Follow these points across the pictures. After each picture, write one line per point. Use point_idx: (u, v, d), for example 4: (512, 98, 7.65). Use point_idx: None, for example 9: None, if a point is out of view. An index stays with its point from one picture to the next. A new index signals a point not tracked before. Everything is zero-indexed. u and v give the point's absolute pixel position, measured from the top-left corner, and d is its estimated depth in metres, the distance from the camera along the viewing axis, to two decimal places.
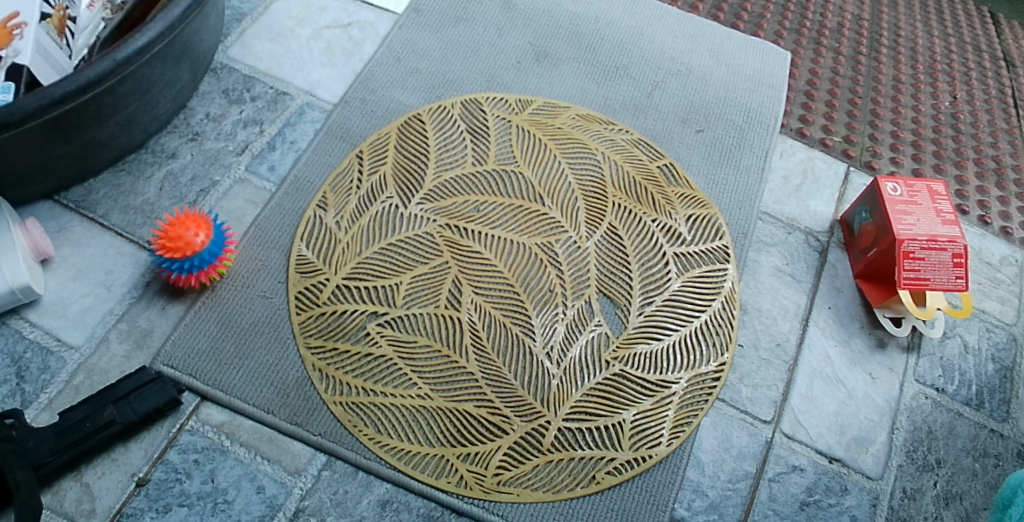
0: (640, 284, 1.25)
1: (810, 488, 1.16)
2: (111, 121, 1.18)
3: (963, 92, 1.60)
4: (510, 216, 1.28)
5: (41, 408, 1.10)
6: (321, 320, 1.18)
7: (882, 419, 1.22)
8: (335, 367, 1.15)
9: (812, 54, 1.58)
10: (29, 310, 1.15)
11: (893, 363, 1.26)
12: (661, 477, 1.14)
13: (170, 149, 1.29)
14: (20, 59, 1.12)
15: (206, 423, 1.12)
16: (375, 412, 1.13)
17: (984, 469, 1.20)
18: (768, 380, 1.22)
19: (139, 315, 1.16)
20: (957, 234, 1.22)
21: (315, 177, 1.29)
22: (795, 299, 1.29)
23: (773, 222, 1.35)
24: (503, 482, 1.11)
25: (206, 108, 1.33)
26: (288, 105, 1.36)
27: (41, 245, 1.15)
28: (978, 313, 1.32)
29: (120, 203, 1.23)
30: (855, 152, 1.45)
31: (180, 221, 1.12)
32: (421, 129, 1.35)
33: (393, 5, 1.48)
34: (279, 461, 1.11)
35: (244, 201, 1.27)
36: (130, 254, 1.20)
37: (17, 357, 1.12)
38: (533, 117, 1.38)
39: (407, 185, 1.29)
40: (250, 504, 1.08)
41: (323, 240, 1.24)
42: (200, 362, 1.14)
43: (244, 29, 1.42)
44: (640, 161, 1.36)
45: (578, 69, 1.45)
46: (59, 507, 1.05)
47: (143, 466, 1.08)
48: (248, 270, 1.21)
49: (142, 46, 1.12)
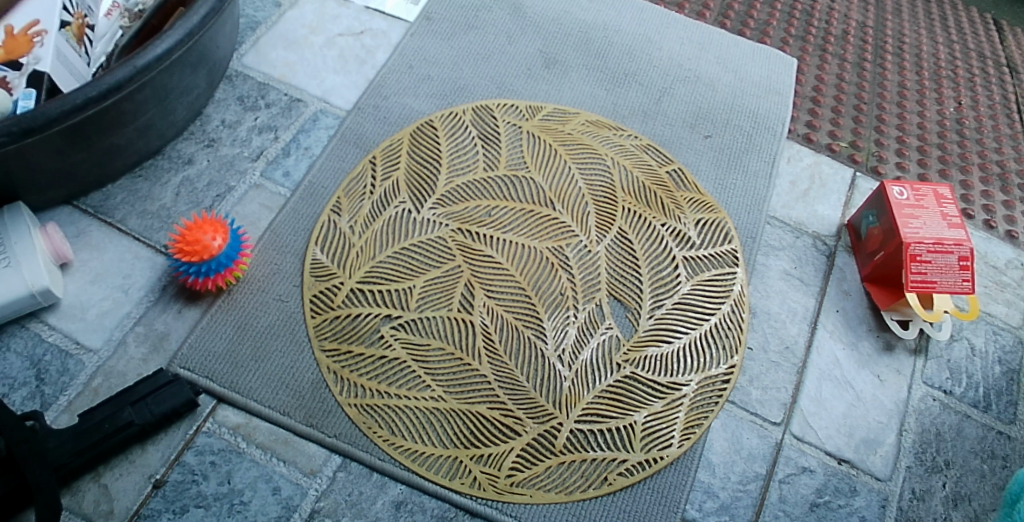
0: (650, 288, 1.26)
1: (819, 490, 1.17)
2: (129, 127, 1.20)
3: (968, 98, 1.61)
4: (522, 220, 1.30)
5: (60, 410, 1.11)
6: (336, 324, 1.19)
7: (890, 421, 1.23)
8: (349, 370, 1.17)
9: (818, 61, 1.60)
10: (47, 314, 1.17)
11: (901, 366, 1.27)
12: (671, 478, 1.15)
13: (186, 155, 1.31)
14: (42, 67, 1.14)
15: (222, 424, 1.13)
16: (389, 414, 1.15)
17: (992, 471, 1.21)
18: (778, 382, 1.24)
19: (157, 319, 1.18)
20: (963, 237, 1.24)
21: (329, 183, 1.31)
22: (803, 303, 1.30)
23: (782, 226, 1.37)
24: (515, 483, 1.13)
25: (221, 115, 1.35)
26: (301, 112, 1.38)
27: (61, 249, 1.17)
28: (984, 316, 1.34)
29: (137, 208, 1.25)
30: (862, 157, 1.47)
31: (198, 225, 1.14)
32: (433, 135, 1.37)
33: (405, 13, 1.50)
34: (295, 462, 1.12)
35: (259, 207, 1.28)
36: (147, 258, 1.22)
37: (37, 360, 1.14)
38: (543, 123, 1.40)
39: (419, 190, 1.31)
40: (266, 505, 1.09)
41: (338, 244, 1.25)
42: (216, 365, 1.15)
43: (258, 37, 1.44)
44: (649, 166, 1.38)
45: (587, 76, 1.47)
46: (78, 508, 1.06)
47: (161, 467, 1.09)
48: (264, 274, 1.23)
49: (161, 53, 1.14)
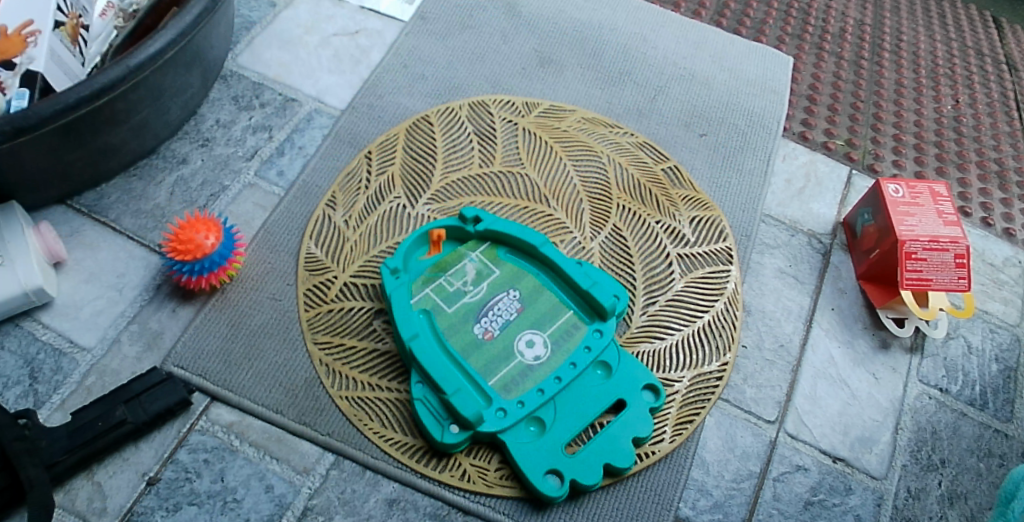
0: (643, 285, 1.25)
1: (814, 488, 1.17)
2: (123, 126, 1.20)
3: (966, 96, 1.61)
4: (516, 217, 1.30)
5: (54, 408, 1.11)
6: (329, 317, 1.20)
7: (886, 420, 1.22)
8: (342, 363, 1.17)
9: (815, 60, 1.59)
10: (42, 312, 1.17)
11: (896, 364, 1.26)
12: (665, 476, 1.14)
13: (181, 155, 1.31)
14: (36, 66, 1.14)
15: (215, 422, 1.13)
16: (380, 408, 1.14)
17: (988, 469, 1.21)
18: (772, 380, 1.23)
19: (151, 317, 1.18)
20: (959, 235, 1.23)
21: (323, 182, 1.31)
22: (798, 301, 1.30)
23: (776, 224, 1.37)
24: (504, 477, 1.11)
25: (216, 114, 1.36)
26: (296, 111, 1.38)
27: (54, 248, 1.18)
28: (981, 314, 1.33)
29: (131, 207, 1.26)
30: (858, 155, 1.47)
31: (191, 224, 1.14)
32: (428, 130, 1.37)
33: (400, 13, 1.50)
34: (288, 460, 1.12)
35: (253, 206, 1.29)
36: (141, 257, 1.22)
37: (31, 359, 1.14)
38: (539, 120, 1.41)
39: (414, 186, 1.31)
40: (259, 503, 1.09)
41: (332, 239, 1.26)
42: (210, 363, 1.15)
43: (253, 37, 1.44)
44: (645, 163, 1.38)
45: (582, 75, 1.47)
46: (71, 505, 1.06)
47: (154, 465, 1.09)
48: (258, 273, 1.23)
49: (154, 53, 1.15)
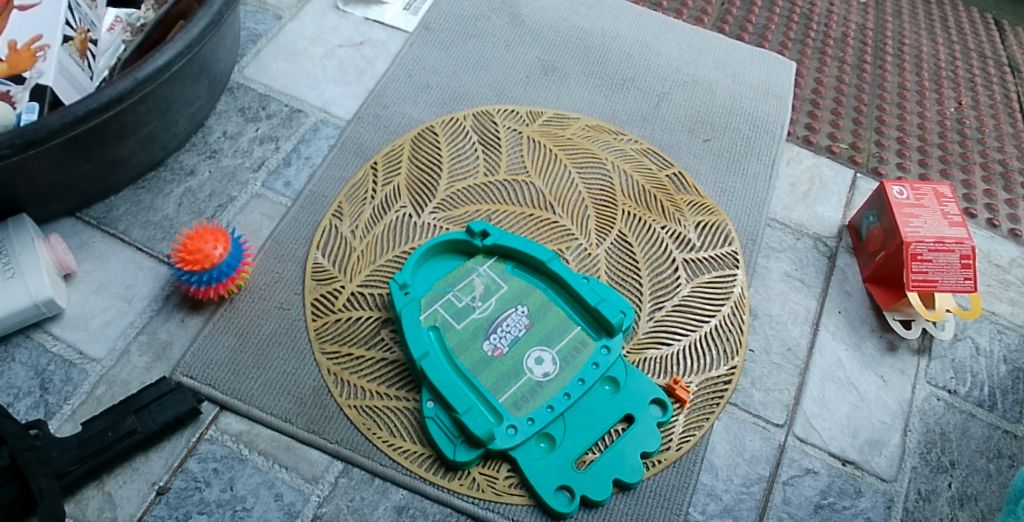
0: (650, 291, 1.26)
1: (823, 491, 1.16)
2: (132, 138, 1.21)
3: (969, 98, 1.61)
4: (521, 224, 1.31)
5: (64, 418, 1.12)
6: (337, 327, 1.20)
7: (894, 422, 1.22)
8: (350, 372, 1.17)
9: (818, 64, 1.60)
10: (51, 324, 1.18)
11: (904, 366, 1.26)
12: (674, 481, 1.14)
13: (189, 166, 1.32)
14: (45, 80, 1.15)
15: (225, 432, 1.13)
16: (388, 416, 1.15)
17: (998, 470, 1.20)
18: (780, 384, 1.23)
19: (160, 328, 1.19)
20: (965, 235, 1.23)
21: (330, 192, 1.32)
22: (805, 304, 1.30)
23: (782, 228, 1.37)
24: (513, 484, 1.11)
25: (223, 126, 1.37)
26: (302, 122, 1.39)
27: (64, 260, 1.18)
28: (988, 315, 1.33)
29: (140, 218, 1.27)
30: (862, 158, 1.47)
31: (199, 235, 1.15)
32: (434, 140, 1.38)
33: (404, 24, 1.52)
34: (297, 469, 1.12)
35: (260, 216, 1.29)
36: (150, 268, 1.23)
37: (41, 370, 1.15)
38: (543, 128, 1.42)
39: (420, 195, 1.32)
40: (269, 511, 1.09)
41: (339, 248, 1.26)
42: (219, 373, 1.16)
43: (259, 50, 1.46)
44: (650, 170, 1.38)
45: (586, 82, 1.48)
46: (81, 515, 1.07)
47: (163, 475, 1.10)
48: (265, 283, 1.23)
49: (162, 65, 1.15)
